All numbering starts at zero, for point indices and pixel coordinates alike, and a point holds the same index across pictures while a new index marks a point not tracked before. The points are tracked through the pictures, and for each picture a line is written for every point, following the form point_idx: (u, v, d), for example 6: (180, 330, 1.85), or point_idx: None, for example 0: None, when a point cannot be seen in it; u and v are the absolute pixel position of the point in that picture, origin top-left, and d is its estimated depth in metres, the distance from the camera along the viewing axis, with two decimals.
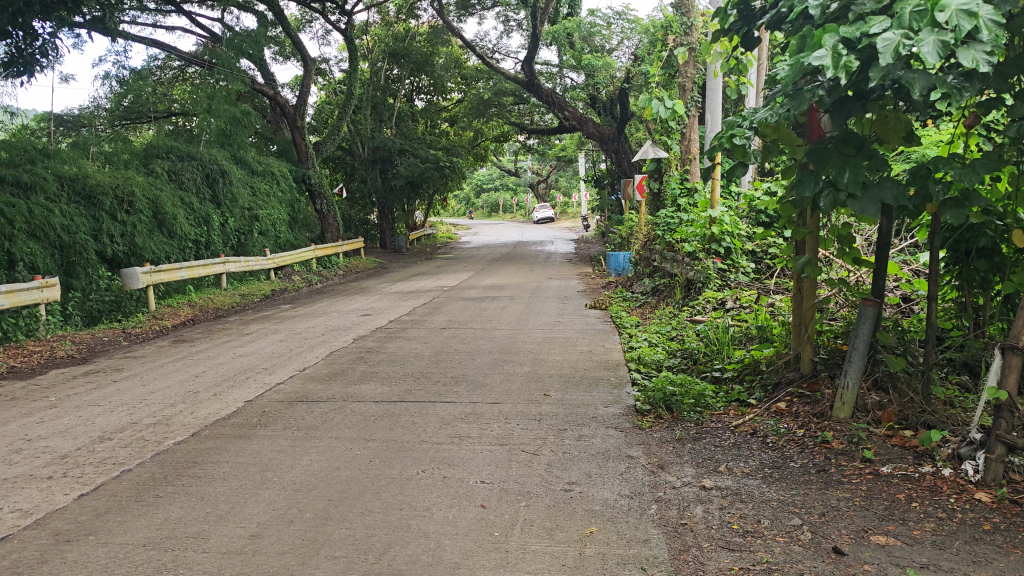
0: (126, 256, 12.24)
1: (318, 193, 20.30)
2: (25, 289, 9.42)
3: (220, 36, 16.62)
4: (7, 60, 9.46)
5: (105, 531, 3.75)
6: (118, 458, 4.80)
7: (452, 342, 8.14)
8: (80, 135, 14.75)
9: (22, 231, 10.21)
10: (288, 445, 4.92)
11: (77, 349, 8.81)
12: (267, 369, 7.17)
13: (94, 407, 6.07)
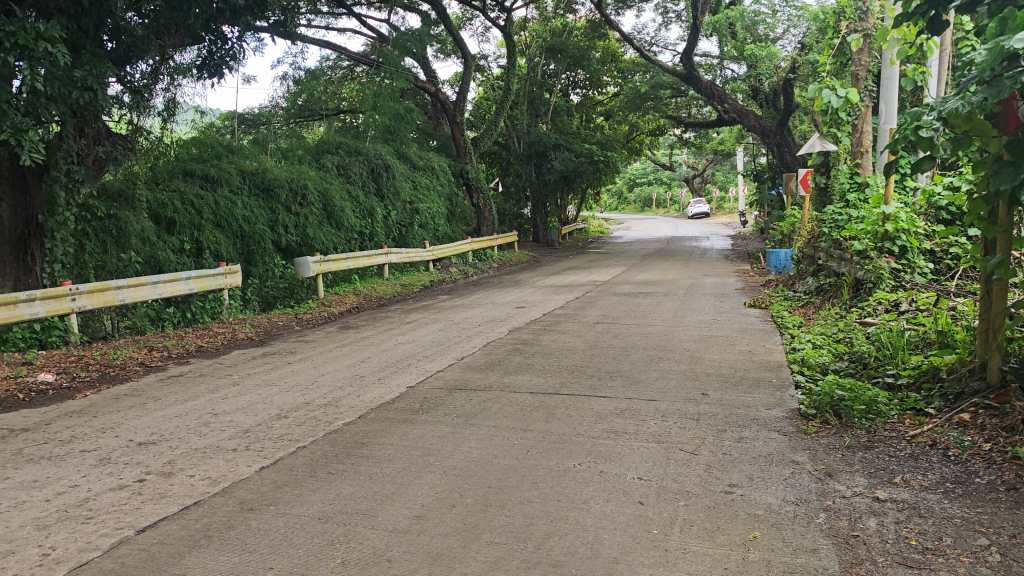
0: (298, 245, 13.01)
1: (475, 187, 20.76)
2: (211, 275, 10.18)
3: (387, 35, 17.30)
4: (201, 63, 10.27)
5: (283, 502, 4.01)
6: (293, 435, 5.12)
7: (606, 337, 8.12)
8: (260, 132, 15.83)
9: (209, 221, 11.10)
10: (449, 431, 5.08)
11: (256, 332, 9.46)
12: (427, 356, 7.42)
13: (272, 387, 6.51)
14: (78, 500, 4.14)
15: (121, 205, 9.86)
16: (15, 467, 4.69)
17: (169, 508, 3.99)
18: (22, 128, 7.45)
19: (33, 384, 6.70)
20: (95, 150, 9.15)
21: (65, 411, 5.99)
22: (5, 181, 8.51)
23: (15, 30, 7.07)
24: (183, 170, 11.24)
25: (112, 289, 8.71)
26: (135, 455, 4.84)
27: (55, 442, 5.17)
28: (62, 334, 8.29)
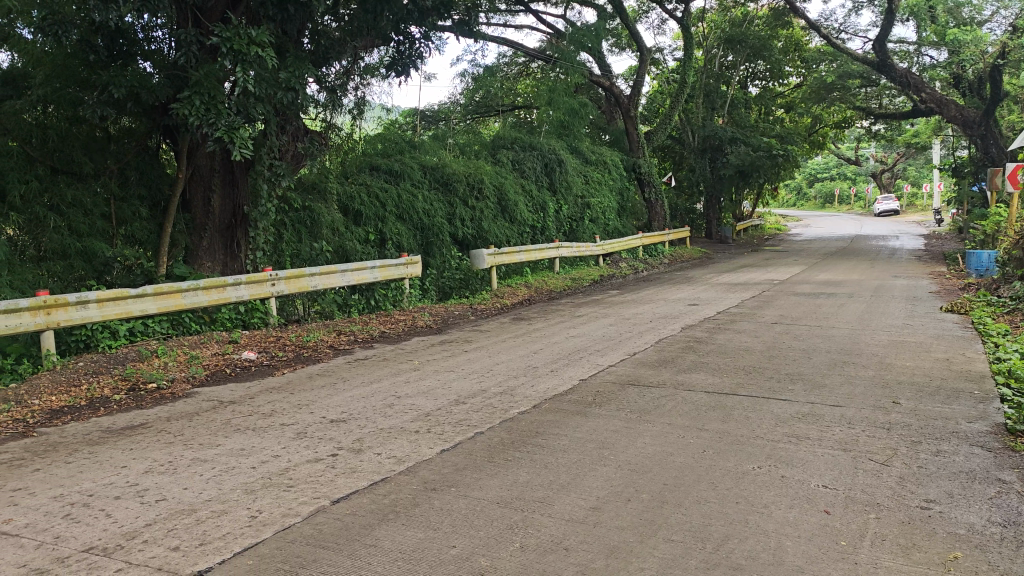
0: (474, 238, 13.42)
1: (647, 181, 20.54)
2: (394, 265, 10.70)
3: (563, 31, 17.51)
4: (391, 62, 10.73)
5: (464, 484, 4.17)
6: (472, 421, 5.30)
7: (785, 338, 7.81)
8: (440, 128, 16.45)
9: (392, 213, 11.69)
10: (623, 426, 5.08)
11: (434, 320, 9.85)
12: (599, 350, 7.44)
13: (450, 373, 6.76)
14: (280, 469, 4.49)
15: (315, 198, 10.58)
16: (226, 435, 5.15)
17: (360, 482, 4.24)
18: (235, 126, 8.07)
19: (238, 361, 7.33)
20: (295, 147, 9.84)
21: (266, 387, 6.51)
22: (218, 176, 9.37)
23: (230, 35, 7.78)
24: (370, 165, 11.85)
25: (306, 276, 9.35)
26: (328, 431, 5.18)
27: (258, 414, 5.64)
28: (263, 316, 9.00)
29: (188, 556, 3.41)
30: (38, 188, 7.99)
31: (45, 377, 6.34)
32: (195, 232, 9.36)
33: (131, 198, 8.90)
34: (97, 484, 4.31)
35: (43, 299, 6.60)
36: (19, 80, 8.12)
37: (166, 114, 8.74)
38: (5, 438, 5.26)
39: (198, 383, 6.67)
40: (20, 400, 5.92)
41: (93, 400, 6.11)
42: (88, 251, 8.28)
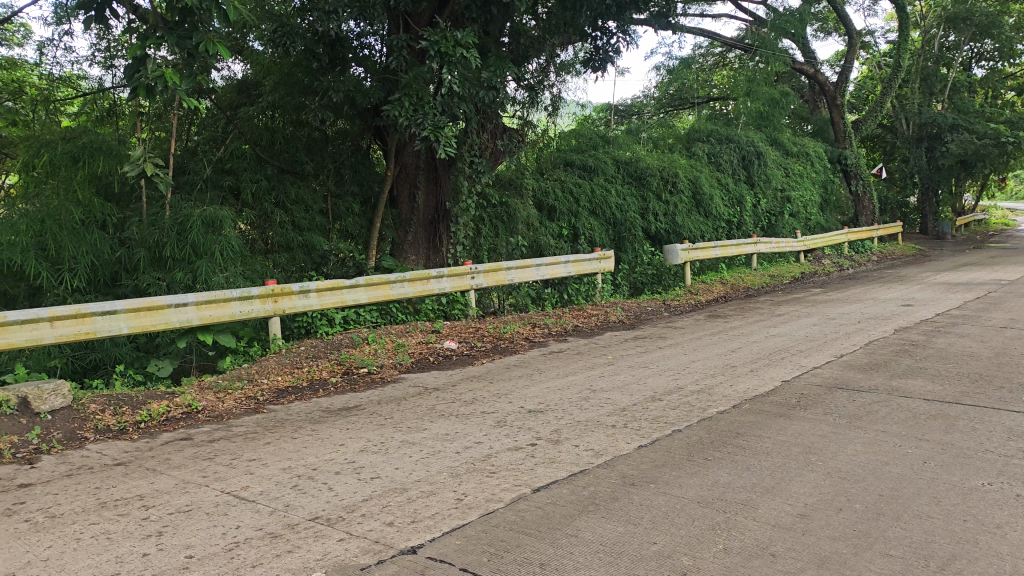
0: (667, 233, 13.25)
1: (854, 173, 19.33)
2: (587, 259, 10.75)
3: (765, 18, 16.94)
4: (588, 57, 10.78)
5: (663, 481, 4.13)
6: (669, 418, 5.24)
7: (1018, 344, 7.10)
8: (634, 122, 16.44)
9: (585, 208, 11.81)
10: (831, 431, 4.83)
11: (627, 315, 9.82)
12: (802, 351, 7.11)
13: (645, 369, 6.72)
14: (482, 456, 4.66)
15: (511, 193, 10.86)
16: (431, 420, 5.42)
17: (559, 473, 4.32)
18: (441, 126, 8.46)
19: (440, 350, 7.68)
20: (494, 144, 10.16)
21: (467, 375, 6.79)
22: (422, 173, 9.81)
23: (438, 39, 8.15)
24: (564, 160, 12.08)
25: (503, 270, 9.63)
26: (527, 421, 5.31)
27: (460, 402, 5.88)
28: (462, 308, 9.39)
29: (402, 532, 3.62)
30: (266, 186, 8.77)
31: (273, 359, 6.96)
32: (401, 227, 9.92)
33: (345, 194, 9.62)
34: (319, 459, 4.68)
35: (272, 288, 7.26)
36: (251, 88, 8.94)
37: (377, 116, 9.33)
38: (240, 413, 5.84)
39: (405, 369, 7.08)
40: (251, 379, 6.55)
41: (312, 381, 6.65)
42: (308, 245, 8.99)
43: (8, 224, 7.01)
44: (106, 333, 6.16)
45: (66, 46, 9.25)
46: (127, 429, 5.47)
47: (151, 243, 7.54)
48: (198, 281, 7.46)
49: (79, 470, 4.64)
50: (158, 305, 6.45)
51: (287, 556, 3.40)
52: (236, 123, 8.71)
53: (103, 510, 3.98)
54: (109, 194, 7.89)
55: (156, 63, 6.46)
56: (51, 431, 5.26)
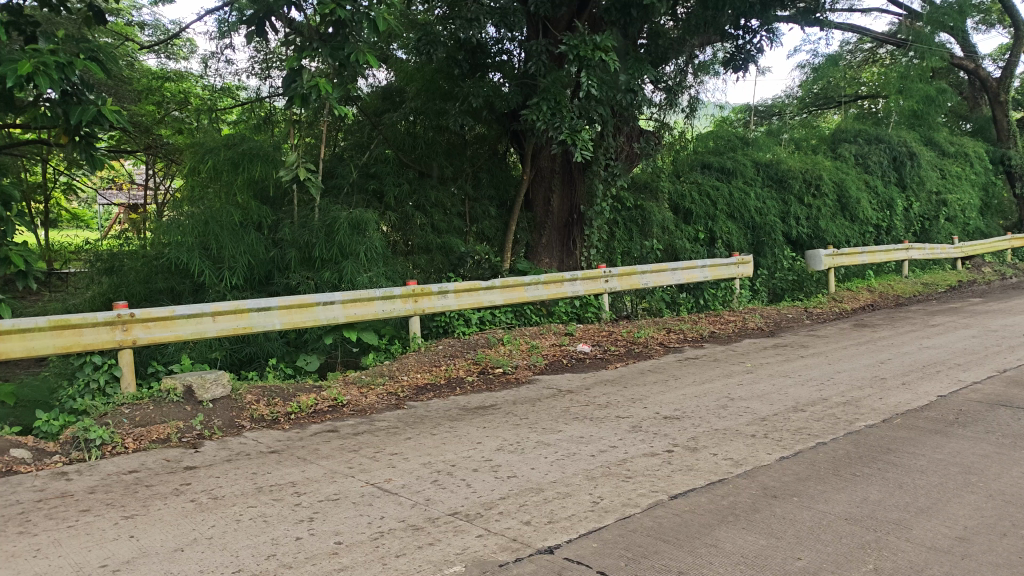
0: (809, 238, 12.75)
1: (1018, 175, 17.96)
2: (725, 264, 10.49)
3: (921, 11, 16.05)
4: (729, 57, 10.52)
5: (807, 495, 3.99)
6: (812, 430, 5.04)
7: None
8: (775, 123, 15.95)
9: (723, 212, 11.58)
10: (993, 452, 4.51)
11: (765, 322, 9.52)
12: (960, 365, 6.67)
13: (785, 379, 6.49)
14: (618, 460, 4.64)
15: (646, 196, 10.83)
16: (566, 422, 5.45)
17: (697, 481, 4.25)
18: (577, 129, 8.42)
19: (574, 353, 7.70)
20: (630, 147, 10.13)
21: (600, 379, 6.78)
22: (558, 176, 9.90)
23: (576, 43, 8.14)
24: (701, 162, 11.93)
25: (637, 273, 9.55)
26: (663, 427, 5.25)
27: (595, 405, 5.88)
28: (596, 311, 9.38)
29: (539, 531, 3.67)
30: (407, 189, 9.07)
31: (413, 357, 7.18)
32: (535, 230, 9.97)
33: (482, 198, 9.82)
34: (457, 456, 4.80)
35: (413, 289, 7.50)
36: (394, 95, 9.42)
37: (515, 120, 9.44)
38: (382, 408, 6.07)
39: (539, 370, 7.14)
40: (392, 375, 6.78)
41: (450, 380, 6.82)
42: (446, 246, 9.16)
43: (177, 226, 7.60)
44: (260, 327, 6.57)
45: (228, 58, 9.94)
46: (279, 419, 5.81)
47: (302, 244, 7.96)
48: (344, 280, 7.79)
49: (237, 456, 4.97)
50: (307, 303, 6.81)
51: (429, 548, 3.51)
52: (381, 129, 9.16)
53: (259, 494, 4.24)
54: (265, 197, 8.40)
55: (310, 74, 6.84)
56: (212, 418, 5.66)
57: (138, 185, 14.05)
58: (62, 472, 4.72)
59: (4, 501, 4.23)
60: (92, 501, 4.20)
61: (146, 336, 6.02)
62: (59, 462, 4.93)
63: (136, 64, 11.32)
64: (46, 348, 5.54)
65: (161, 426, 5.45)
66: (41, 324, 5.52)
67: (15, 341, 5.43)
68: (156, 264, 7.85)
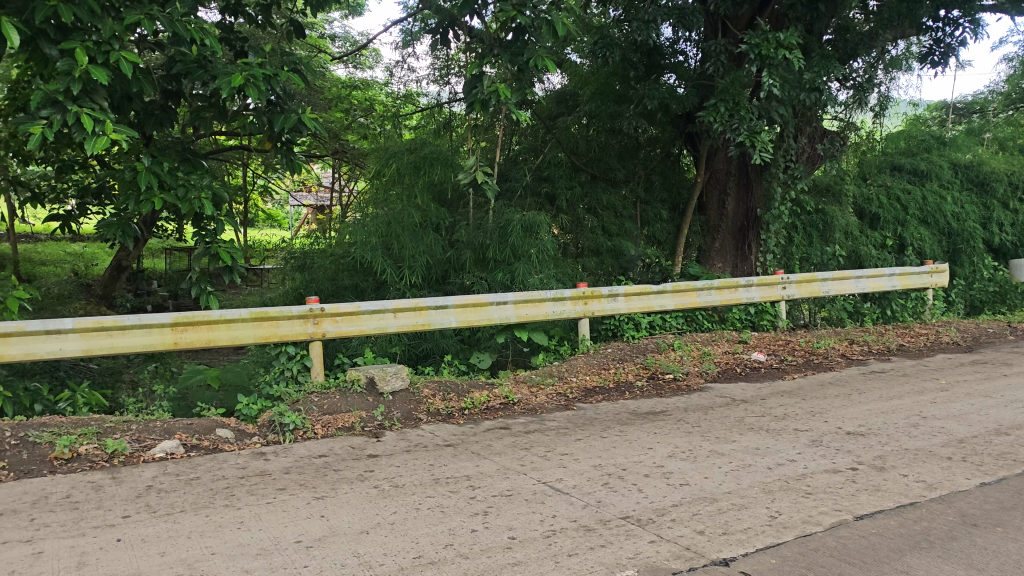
0: (1015, 246, 11.69)
1: None
2: (916, 272, 9.81)
3: None
4: (925, 53, 9.86)
5: (1013, 526, 3.66)
6: (1018, 456, 4.62)
7: None
8: (976, 121, 14.78)
9: (916, 217, 10.89)
10: None
11: (962, 337, 8.81)
12: None
13: (986, 398, 5.97)
14: (797, 474, 4.46)
15: (829, 200, 10.37)
16: (740, 433, 5.29)
17: (885, 502, 4.00)
18: (757, 130, 8.16)
19: (749, 361, 7.46)
20: (813, 148, 9.63)
21: (777, 390, 6.52)
22: (733, 179, 9.66)
23: (758, 41, 7.95)
24: (891, 164, 11.31)
25: (818, 280, 9.12)
26: (846, 443, 4.98)
27: (771, 416, 5.67)
28: (772, 319, 9.03)
29: (713, 542, 3.59)
30: (579, 193, 9.10)
31: (582, 359, 7.21)
32: (708, 235, 9.83)
33: (654, 201, 9.73)
34: (628, 460, 4.78)
35: (583, 291, 7.53)
36: (569, 98, 9.48)
37: (689, 122, 9.36)
38: (553, 408, 6.14)
39: (712, 378, 6.98)
40: (562, 376, 6.85)
41: (619, 383, 6.79)
42: (616, 250, 9.13)
43: (363, 226, 8.01)
44: (438, 325, 6.82)
45: (411, 66, 10.44)
46: (454, 413, 6.02)
47: (477, 244, 8.20)
48: (517, 281, 7.94)
49: (416, 447, 5.19)
50: (482, 302, 7.00)
51: (601, 550, 3.52)
52: (556, 132, 9.25)
53: (436, 485, 4.41)
54: (444, 199, 8.74)
55: (490, 80, 7.03)
56: (392, 409, 5.95)
57: (326, 187, 15.02)
58: (261, 452, 5.12)
59: (212, 475, 4.65)
60: (287, 481, 4.52)
61: (335, 329, 6.43)
62: (258, 442, 5.35)
63: (328, 73, 12.10)
64: (247, 337, 6.06)
65: (347, 415, 5.79)
66: (244, 314, 6.04)
67: (222, 330, 6.01)
68: (343, 262, 8.36)
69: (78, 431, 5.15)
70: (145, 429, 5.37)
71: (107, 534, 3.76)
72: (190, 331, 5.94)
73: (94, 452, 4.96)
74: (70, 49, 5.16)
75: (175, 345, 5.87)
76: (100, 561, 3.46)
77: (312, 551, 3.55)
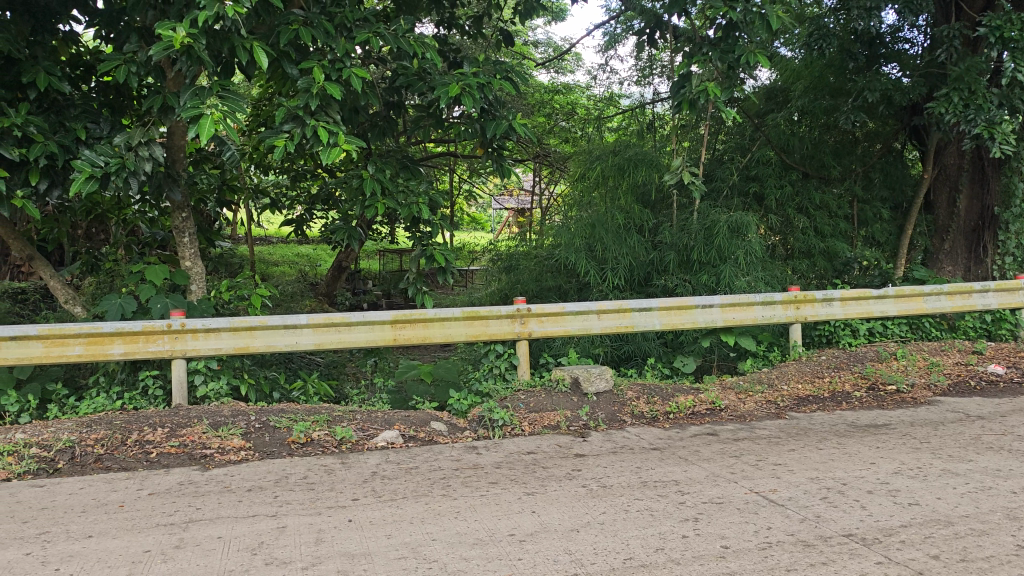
0: None
1: None
2: None
3: None
4: None
5: None
6: None
7: None
8: None
9: None
10: None
11: None
12: None
13: None
14: None
15: None
16: (978, 452, 4.84)
17: None
18: (997, 120, 7.42)
19: (984, 374, 6.82)
20: None
21: (1021, 407, 5.90)
22: (966, 176, 8.84)
23: (1000, 23, 7.30)
24: None
25: None
26: None
27: (1013, 435, 5.15)
28: (1011, 328, 8.19)
29: (950, 568, 3.31)
30: (790, 192, 8.68)
31: (793, 366, 6.90)
32: (937, 235, 9.11)
33: (874, 200, 9.12)
34: (849, 475, 4.51)
35: (795, 295, 7.19)
36: (778, 94, 9.27)
37: (916, 114, 8.80)
38: (762, 416, 5.93)
39: (941, 392, 6.44)
40: (771, 384, 6.58)
41: (835, 393, 6.43)
42: (831, 251, 8.65)
43: (567, 228, 8.21)
44: (642, 327, 6.79)
45: (613, 69, 10.49)
46: (658, 417, 5.96)
47: (681, 246, 8.04)
48: (722, 283, 7.73)
49: (622, 448, 5.20)
50: (687, 305, 6.88)
51: (822, 567, 3.36)
52: (765, 129, 8.92)
53: (645, 488, 4.39)
54: (647, 201, 8.67)
55: (699, 78, 6.92)
56: (596, 410, 5.99)
57: (527, 191, 15.38)
58: (473, 446, 5.34)
59: (430, 466, 4.90)
60: (499, 475, 4.68)
61: (541, 329, 6.56)
62: (469, 437, 5.58)
63: (532, 80, 12.38)
64: (458, 335, 6.35)
65: (552, 413, 5.90)
66: (456, 313, 6.33)
67: (436, 328, 6.33)
68: (547, 265, 8.53)
69: (312, 419, 5.62)
70: (368, 419, 5.76)
71: (340, 515, 4.07)
72: (408, 328, 6.29)
73: (325, 438, 5.39)
74: (309, 69, 5.64)
75: (395, 342, 6.25)
76: (335, 539, 3.75)
77: (526, 544, 3.65)
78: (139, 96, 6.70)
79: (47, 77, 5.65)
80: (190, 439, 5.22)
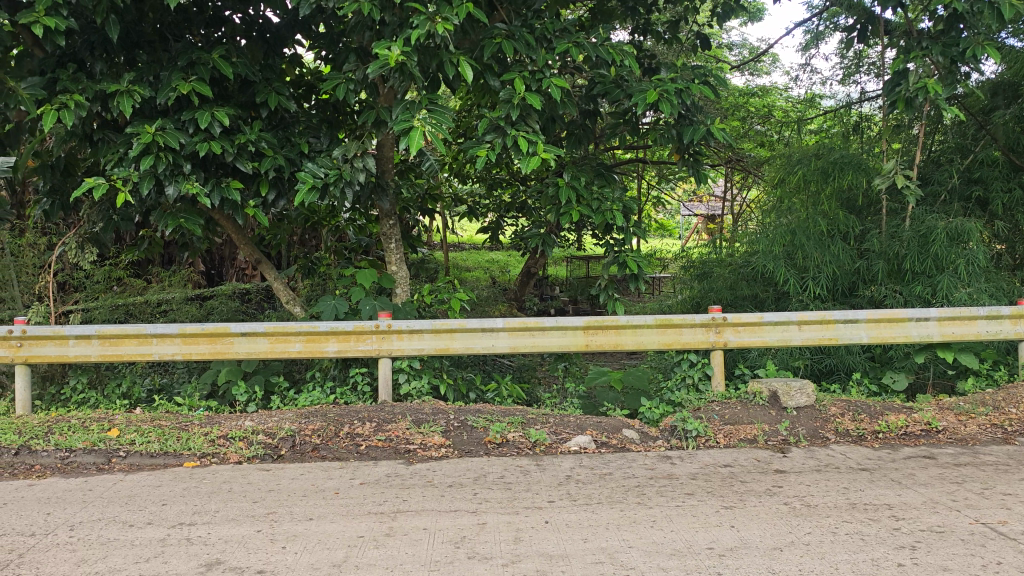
0: None
1: None
2: None
3: None
4: None
5: None
6: None
7: None
8: None
9: None
10: None
11: None
12: None
13: None
14: None
15: None
16: None
17: None
18: None
19: None
20: None
21: None
22: None
23: None
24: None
25: None
26: None
27: None
28: None
29: None
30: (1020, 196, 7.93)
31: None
32: None
33: None
34: None
35: None
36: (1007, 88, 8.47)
37: None
38: (988, 441, 5.43)
39: None
40: (997, 406, 6.01)
41: None
42: None
43: (766, 236, 7.94)
44: (847, 339, 6.42)
45: (814, 68, 10.03)
46: (866, 436, 5.60)
47: (891, 255, 7.51)
48: (939, 295, 7.17)
49: (826, 467, 4.94)
50: (899, 317, 6.42)
51: None
52: (990, 128, 8.14)
53: (854, 510, 4.15)
54: (853, 206, 8.19)
55: (918, 74, 6.46)
56: (797, 425, 5.72)
57: (718, 198, 15.02)
58: (667, 455, 5.28)
59: (623, 473, 4.90)
60: (695, 486, 4.60)
61: (737, 339, 6.37)
62: (663, 446, 5.53)
63: (726, 83, 12.07)
64: (652, 343, 6.32)
65: (749, 426, 5.71)
66: (649, 321, 6.30)
67: (629, 335, 6.31)
68: (742, 273, 8.29)
69: (507, 420, 5.78)
70: (561, 423, 5.84)
71: (537, 515, 4.16)
72: (601, 334, 6.32)
73: (520, 440, 5.51)
74: (511, 80, 5.81)
75: (587, 347, 6.30)
76: (533, 538, 3.83)
77: (726, 559, 3.56)
78: (353, 112, 7.18)
79: (277, 97, 6.19)
80: (395, 434, 5.52)
